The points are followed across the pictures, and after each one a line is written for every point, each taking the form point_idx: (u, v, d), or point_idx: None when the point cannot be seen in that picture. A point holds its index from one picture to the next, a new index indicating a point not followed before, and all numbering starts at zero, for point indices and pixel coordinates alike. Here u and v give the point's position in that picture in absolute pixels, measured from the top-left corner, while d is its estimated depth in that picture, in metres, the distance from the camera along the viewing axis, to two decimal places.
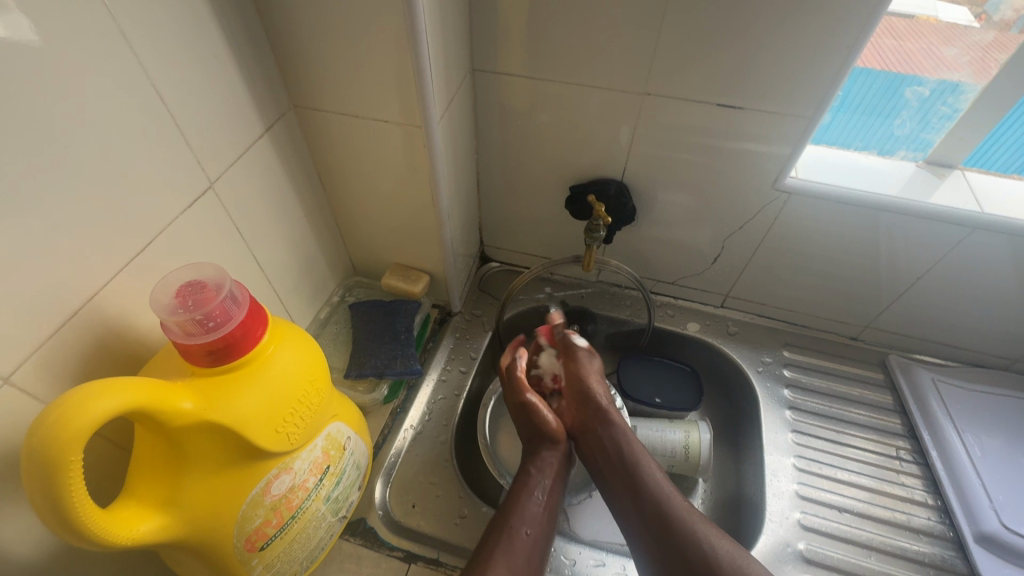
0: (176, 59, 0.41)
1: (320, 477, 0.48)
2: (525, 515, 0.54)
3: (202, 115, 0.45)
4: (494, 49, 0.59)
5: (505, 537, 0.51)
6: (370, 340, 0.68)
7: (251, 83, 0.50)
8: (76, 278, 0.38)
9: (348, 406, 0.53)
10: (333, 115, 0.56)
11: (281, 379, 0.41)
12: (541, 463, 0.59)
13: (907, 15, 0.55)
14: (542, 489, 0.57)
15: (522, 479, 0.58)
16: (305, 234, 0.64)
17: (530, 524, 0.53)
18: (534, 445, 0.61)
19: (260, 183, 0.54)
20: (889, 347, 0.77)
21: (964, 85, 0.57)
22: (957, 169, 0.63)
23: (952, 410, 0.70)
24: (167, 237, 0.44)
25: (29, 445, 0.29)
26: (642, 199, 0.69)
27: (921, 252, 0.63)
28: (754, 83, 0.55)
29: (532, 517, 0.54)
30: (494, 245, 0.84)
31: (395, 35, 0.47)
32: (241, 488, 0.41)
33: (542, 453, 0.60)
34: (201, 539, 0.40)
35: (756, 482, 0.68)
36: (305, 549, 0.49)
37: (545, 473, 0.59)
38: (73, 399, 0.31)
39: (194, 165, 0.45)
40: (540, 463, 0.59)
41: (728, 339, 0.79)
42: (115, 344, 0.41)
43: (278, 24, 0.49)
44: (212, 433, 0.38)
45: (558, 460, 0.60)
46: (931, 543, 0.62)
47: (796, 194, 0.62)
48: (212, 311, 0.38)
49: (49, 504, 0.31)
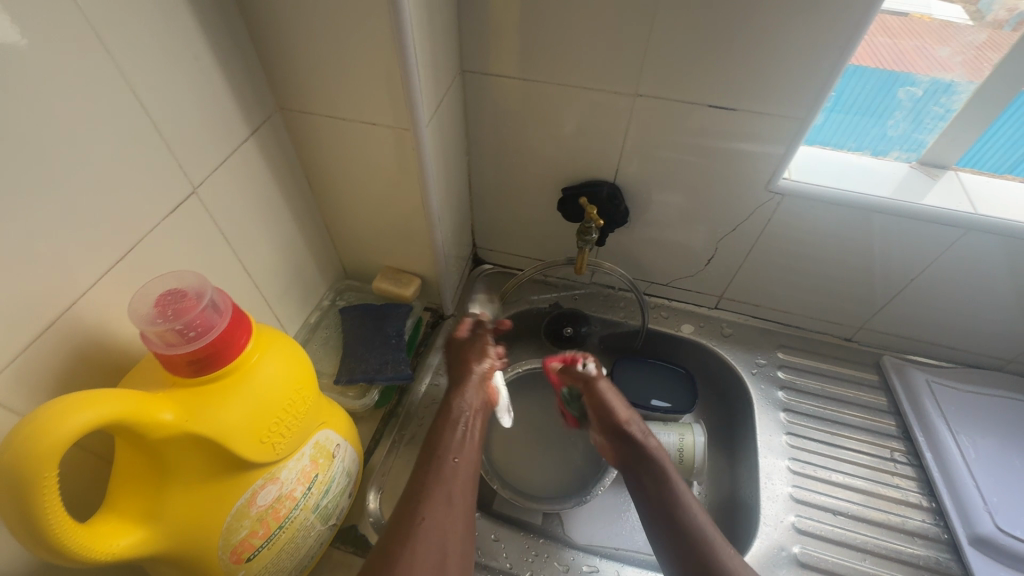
0: (155, 61, 0.40)
1: (308, 486, 0.47)
2: (456, 450, 0.54)
3: (184, 119, 0.44)
4: (484, 50, 0.59)
5: (438, 473, 0.51)
6: (361, 345, 0.67)
7: (236, 85, 0.49)
8: (54, 287, 0.37)
9: (337, 413, 0.52)
10: (321, 117, 0.55)
11: (266, 389, 0.41)
12: (464, 399, 0.59)
13: (900, 13, 0.54)
14: (466, 422, 0.57)
15: (445, 413, 0.57)
16: (293, 238, 0.63)
17: (460, 456, 0.54)
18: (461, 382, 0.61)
19: (247, 187, 0.53)
20: (883, 348, 0.77)
21: (958, 85, 0.56)
22: (951, 170, 0.63)
23: (946, 411, 0.70)
24: (148, 244, 0.44)
25: (0, 461, 0.29)
26: (635, 200, 0.69)
27: (915, 253, 0.63)
28: (746, 84, 0.54)
29: (461, 451, 0.54)
30: (487, 247, 0.83)
31: (382, 36, 0.46)
32: (226, 499, 0.41)
33: (466, 391, 0.60)
34: (185, 551, 0.40)
35: (751, 484, 0.68)
36: (294, 559, 0.48)
37: (467, 407, 0.58)
38: (47, 412, 0.30)
39: (177, 170, 0.45)
40: (462, 399, 0.59)
41: (722, 340, 0.78)
42: (95, 354, 0.41)
43: (262, 26, 0.48)
44: (195, 444, 0.37)
45: (481, 399, 0.60)
46: (926, 546, 0.61)
47: (789, 195, 0.62)
48: (194, 320, 0.37)
49: (22, 521, 0.30)
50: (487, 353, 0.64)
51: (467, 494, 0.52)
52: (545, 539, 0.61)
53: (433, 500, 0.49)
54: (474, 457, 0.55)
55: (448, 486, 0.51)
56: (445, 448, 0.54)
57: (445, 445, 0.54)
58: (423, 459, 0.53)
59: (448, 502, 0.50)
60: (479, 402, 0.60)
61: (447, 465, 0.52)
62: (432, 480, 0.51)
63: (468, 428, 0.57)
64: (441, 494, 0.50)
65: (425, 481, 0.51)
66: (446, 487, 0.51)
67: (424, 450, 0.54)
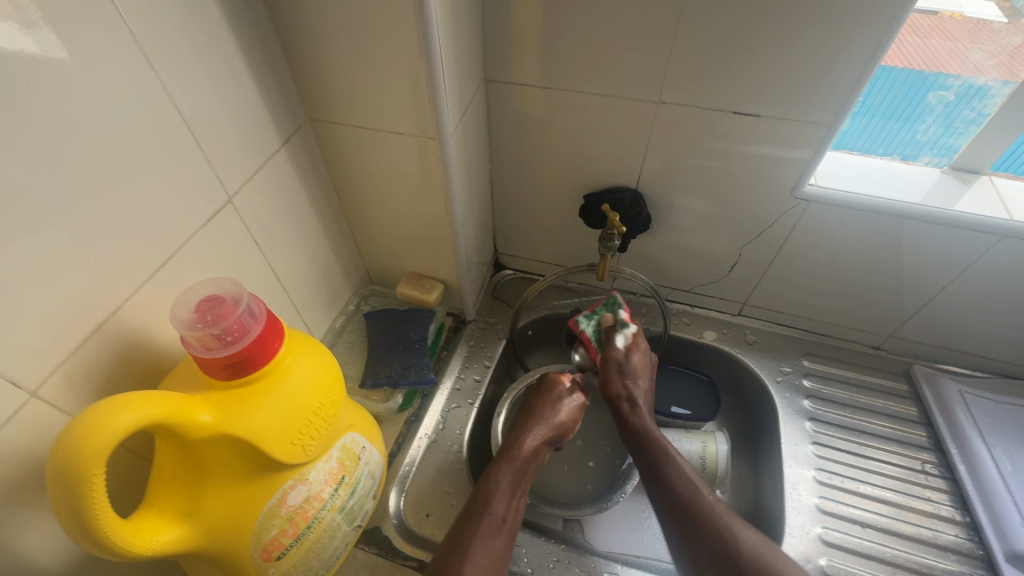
0: (195, 75, 0.42)
1: (335, 487, 0.48)
2: (506, 498, 0.54)
3: (220, 131, 0.46)
4: (508, 59, 0.59)
5: (485, 526, 0.51)
6: (384, 349, 0.69)
7: (268, 96, 0.51)
8: (100, 294, 0.39)
9: (363, 416, 0.54)
10: (348, 126, 0.56)
11: (296, 393, 0.42)
12: (516, 454, 0.58)
13: (931, 12, 0.54)
14: (516, 480, 0.56)
15: (497, 466, 0.57)
16: (321, 243, 0.65)
17: (508, 510, 0.53)
18: (521, 428, 0.61)
19: (278, 197, 0.55)
20: (913, 357, 0.75)
21: (992, 89, 0.55)
22: (984, 175, 0.61)
23: (981, 423, 0.68)
24: (186, 252, 0.45)
25: (54, 457, 0.30)
26: (657, 207, 0.69)
27: (945, 261, 0.62)
28: (772, 87, 0.54)
29: (512, 504, 0.54)
30: (508, 253, 0.84)
31: (409, 49, 0.47)
32: (258, 499, 0.42)
33: (522, 441, 0.59)
34: (219, 548, 0.41)
35: (776, 494, 0.67)
36: (320, 559, 0.49)
37: (517, 464, 0.57)
38: (98, 411, 0.32)
39: (213, 180, 0.46)
40: (514, 454, 0.58)
41: (746, 348, 0.78)
42: (137, 356, 0.42)
43: (292, 37, 0.50)
44: (230, 445, 0.38)
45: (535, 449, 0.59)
46: (959, 562, 0.60)
47: (814, 202, 0.61)
48: (231, 326, 0.39)
49: (71, 516, 0.31)
50: (559, 408, 0.64)
51: (505, 552, 0.51)
52: (566, 545, 0.61)
53: (476, 558, 0.48)
54: (518, 513, 0.55)
55: (492, 541, 0.50)
56: (499, 497, 0.53)
57: (500, 491, 0.54)
58: (473, 508, 0.53)
59: (489, 560, 0.49)
60: (538, 448, 0.60)
61: (495, 517, 0.52)
62: (478, 534, 0.50)
63: (523, 481, 0.57)
64: (484, 553, 0.49)
65: (467, 534, 0.50)
66: (490, 543, 0.50)
67: (474, 497, 0.54)
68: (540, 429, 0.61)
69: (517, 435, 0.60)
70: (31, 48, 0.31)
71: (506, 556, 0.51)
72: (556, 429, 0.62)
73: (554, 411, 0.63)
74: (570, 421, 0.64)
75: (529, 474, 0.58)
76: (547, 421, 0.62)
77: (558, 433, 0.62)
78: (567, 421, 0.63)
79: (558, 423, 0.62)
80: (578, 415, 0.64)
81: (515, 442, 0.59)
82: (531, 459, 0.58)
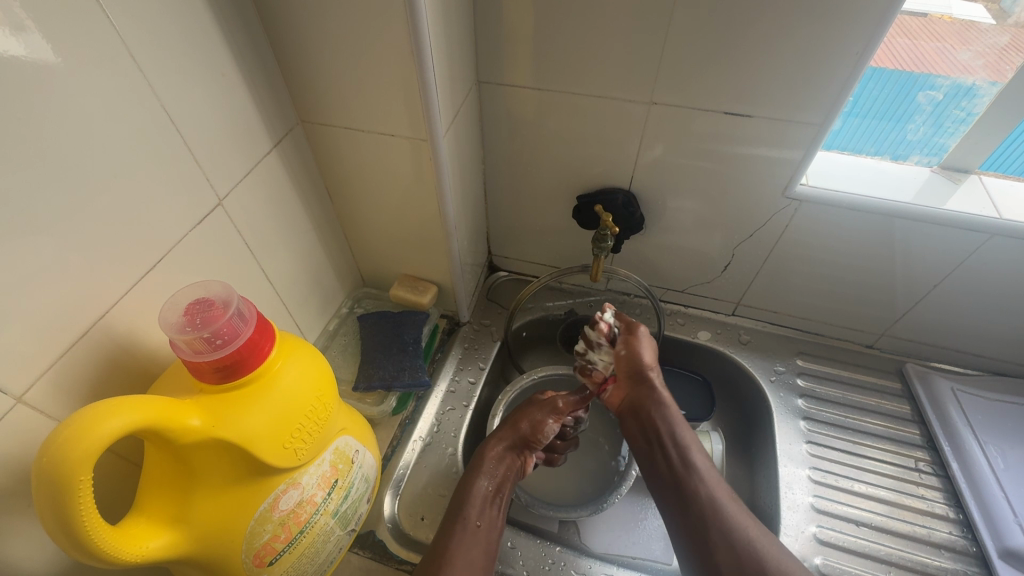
0: (185, 78, 0.42)
1: (328, 491, 0.48)
2: (479, 505, 0.55)
3: (211, 134, 0.46)
4: (500, 61, 0.59)
5: (460, 533, 0.52)
6: (378, 352, 0.69)
7: (259, 98, 0.50)
8: (87, 299, 0.38)
9: (356, 419, 0.53)
10: (339, 129, 0.56)
11: (287, 395, 0.41)
12: (484, 463, 0.59)
13: (920, 13, 0.54)
14: (488, 488, 0.57)
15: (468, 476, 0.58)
16: (313, 246, 0.64)
17: (483, 517, 0.55)
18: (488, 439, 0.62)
19: (270, 200, 0.55)
20: (905, 356, 0.75)
21: (979, 88, 0.55)
22: (974, 174, 0.62)
23: (974, 421, 0.68)
24: (176, 255, 0.45)
25: (39, 464, 0.30)
26: (650, 208, 0.69)
27: (937, 259, 0.62)
28: (763, 89, 0.54)
29: (486, 510, 0.55)
30: (502, 254, 0.84)
31: (401, 51, 0.47)
32: (249, 504, 0.41)
33: (488, 451, 0.60)
34: (211, 554, 0.41)
35: (771, 494, 0.67)
36: (314, 563, 0.49)
37: (486, 473, 0.58)
38: (84, 416, 0.31)
39: (204, 183, 0.46)
40: (482, 463, 0.59)
41: (740, 348, 0.78)
42: (125, 361, 0.42)
43: (283, 39, 0.50)
44: (220, 449, 0.38)
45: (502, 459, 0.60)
46: (954, 559, 0.60)
47: (806, 202, 0.61)
48: (220, 328, 0.38)
49: (58, 523, 0.31)
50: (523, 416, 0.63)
51: (485, 556, 0.53)
52: (562, 547, 0.61)
53: (457, 562, 0.50)
54: (496, 519, 0.56)
55: (470, 548, 0.52)
56: (471, 503, 0.55)
57: (472, 501, 0.55)
58: (450, 516, 0.54)
59: (467, 563, 0.50)
60: (508, 456, 0.61)
61: (470, 524, 0.54)
62: (456, 539, 0.52)
63: (500, 488, 0.58)
64: (464, 555, 0.51)
65: (447, 540, 0.52)
66: (468, 547, 0.52)
67: (450, 507, 0.56)
68: (504, 438, 0.61)
69: (483, 446, 0.61)
70: (18, 51, 0.31)
71: (489, 557, 0.53)
72: (524, 436, 0.62)
73: (524, 422, 0.62)
74: (545, 432, 0.63)
75: (504, 482, 0.59)
76: (508, 430, 0.62)
77: (526, 439, 0.62)
78: (539, 429, 0.62)
79: (521, 430, 0.62)
80: (548, 430, 0.63)
81: (483, 453, 0.60)
82: (501, 467, 0.59)
